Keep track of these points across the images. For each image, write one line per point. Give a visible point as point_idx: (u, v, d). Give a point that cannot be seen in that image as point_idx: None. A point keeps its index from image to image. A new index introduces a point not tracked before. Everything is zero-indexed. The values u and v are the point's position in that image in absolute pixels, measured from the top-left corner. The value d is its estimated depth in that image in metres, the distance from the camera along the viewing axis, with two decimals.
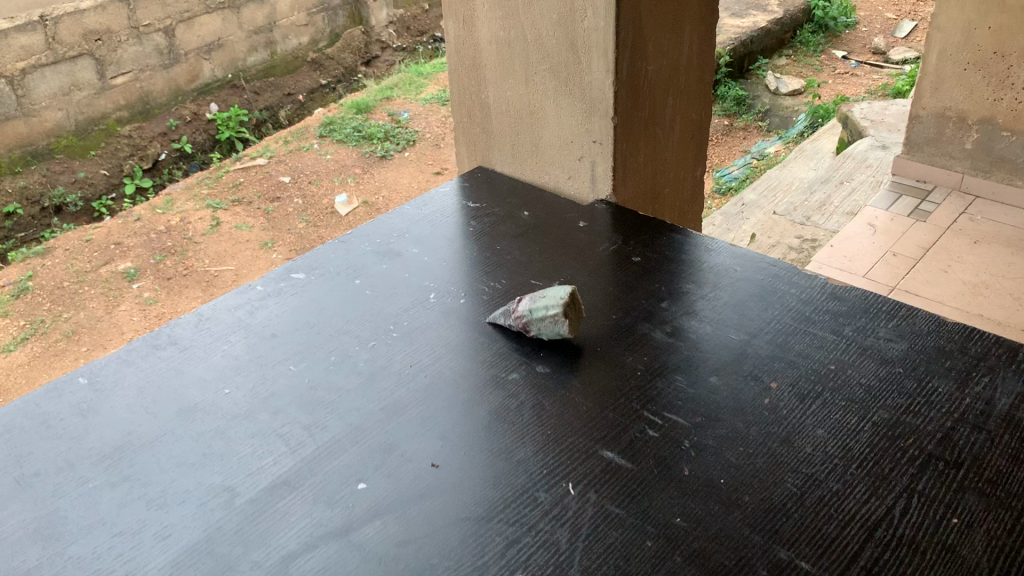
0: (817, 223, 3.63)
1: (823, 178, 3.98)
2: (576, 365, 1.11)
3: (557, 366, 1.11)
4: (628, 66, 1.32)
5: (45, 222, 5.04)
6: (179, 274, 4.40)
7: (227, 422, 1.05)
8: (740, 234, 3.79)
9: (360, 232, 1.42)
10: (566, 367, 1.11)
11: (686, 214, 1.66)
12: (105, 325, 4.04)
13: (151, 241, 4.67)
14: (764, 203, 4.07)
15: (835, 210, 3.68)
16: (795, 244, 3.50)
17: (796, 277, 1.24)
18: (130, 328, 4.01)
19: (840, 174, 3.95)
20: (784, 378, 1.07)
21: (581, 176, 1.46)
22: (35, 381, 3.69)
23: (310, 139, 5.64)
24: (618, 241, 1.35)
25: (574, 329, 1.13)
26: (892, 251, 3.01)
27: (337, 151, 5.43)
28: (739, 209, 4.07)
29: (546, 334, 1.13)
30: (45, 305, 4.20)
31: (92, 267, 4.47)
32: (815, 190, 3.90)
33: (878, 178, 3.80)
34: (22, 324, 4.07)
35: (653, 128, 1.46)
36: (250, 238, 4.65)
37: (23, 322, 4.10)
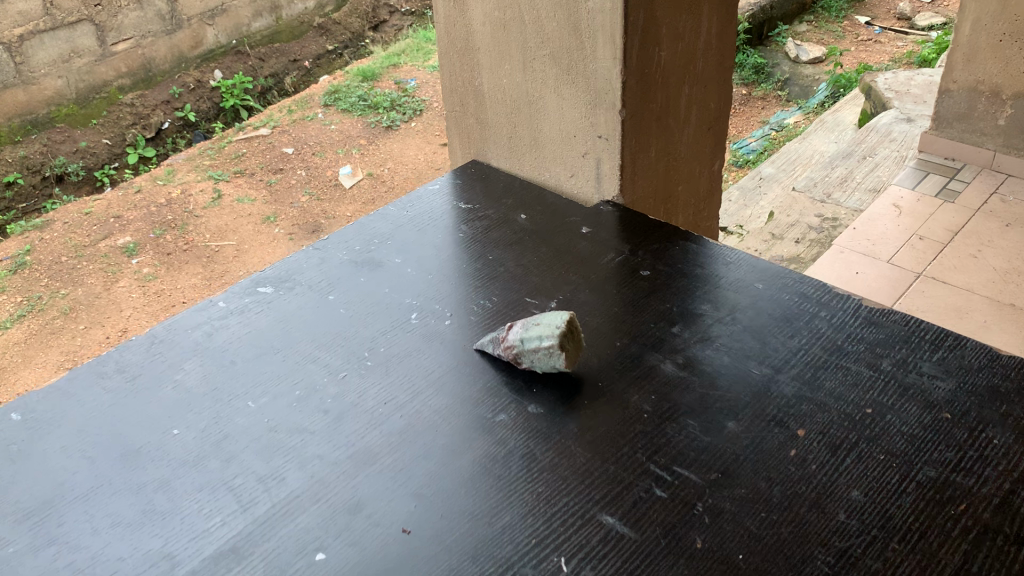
0: (838, 201, 3.44)
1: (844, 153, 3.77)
2: (574, 404, 0.97)
3: (550, 407, 0.97)
4: (638, 53, 1.17)
5: (47, 192, 4.86)
6: (180, 248, 4.21)
7: (174, 470, 0.92)
8: (759, 212, 3.61)
9: (339, 237, 1.28)
10: (562, 406, 0.97)
11: (702, 213, 1.51)
12: (104, 301, 3.85)
13: (152, 214, 4.50)
14: (784, 178, 3.89)
15: (857, 187, 3.50)
16: (814, 223, 3.32)
17: (825, 299, 1.10)
18: (129, 305, 3.81)
19: (863, 149, 3.74)
20: (812, 423, 0.93)
21: (585, 174, 1.31)
22: (32, 359, 3.51)
23: (315, 107, 5.47)
24: (626, 251, 1.20)
25: (572, 361, 0.99)
26: (918, 234, 2.84)
27: (341, 121, 5.27)
28: (756, 185, 3.89)
29: (539, 366, 0.99)
30: (42, 281, 4.01)
31: (91, 242, 4.30)
32: (837, 165, 3.70)
33: (903, 154, 3.61)
34: (19, 301, 3.87)
35: (667, 120, 1.30)
36: (252, 211, 4.44)
37: (19, 298, 3.92)
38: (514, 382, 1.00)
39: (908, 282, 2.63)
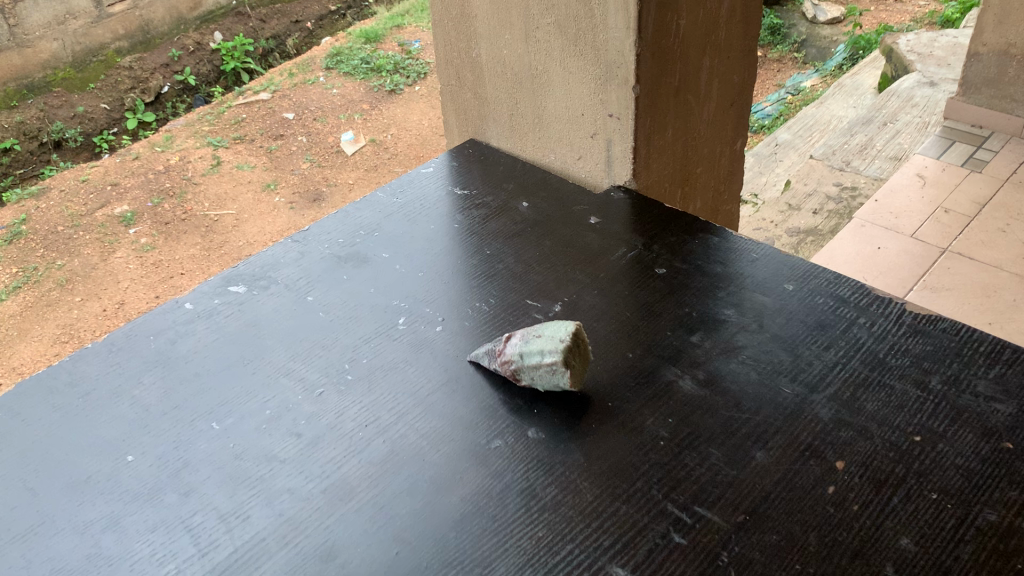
0: (857, 168, 3.25)
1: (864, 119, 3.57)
2: (580, 427, 0.85)
3: (555, 431, 0.85)
4: (655, 19, 1.03)
5: (45, 158, 4.71)
6: (182, 217, 4.04)
7: (126, 505, 0.81)
8: (774, 181, 3.47)
9: (321, 228, 1.15)
10: (567, 429, 0.85)
11: (722, 197, 1.37)
12: (101, 273, 3.68)
13: (150, 182, 4.30)
14: (800, 146, 3.71)
15: (877, 154, 3.30)
16: (833, 193, 3.15)
17: (864, 304, 0.97)
18: (125, 277, 3.65)
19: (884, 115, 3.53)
20: (852, 454, 0.81)
21: (594, 157, 1.18)
22: (28, 333, 3.38)
23: (316, 71, 5.30)
24: (639, 245, 1.07)
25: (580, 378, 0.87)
26: (943, 207, 2.70)
27: (344, 85, 5.10)
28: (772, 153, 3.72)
29: (541, 382, 0.87)
30: (38, 251, 3.86)
31: (87, 211, 4.11)
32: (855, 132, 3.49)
33: (925, 120, 3.40)
34: (15, 272, 3.75)
35: (684, 96, 1.17)
36: (252, 178, 4.28)
37: (15, 268, 3.78)
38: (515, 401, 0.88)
39: (933, 258, 2.49)
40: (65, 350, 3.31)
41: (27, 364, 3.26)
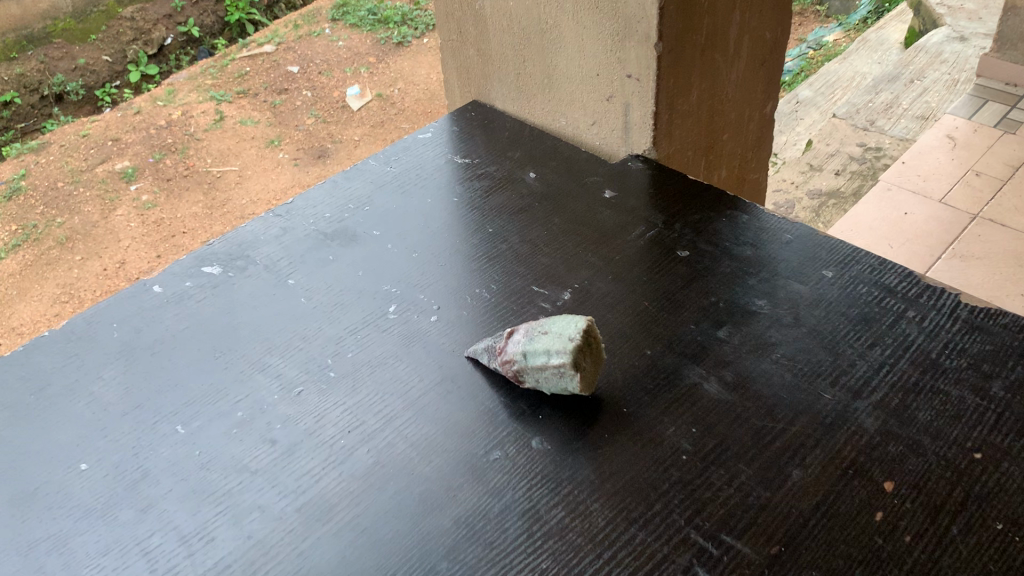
0: (883, 128, 3.01)
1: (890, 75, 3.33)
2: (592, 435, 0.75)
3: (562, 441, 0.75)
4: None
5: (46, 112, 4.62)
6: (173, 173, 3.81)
7: (77, 522, 0.72)
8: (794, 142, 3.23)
9: (306, 201, 1.04)
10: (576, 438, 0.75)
11: (749, 164, 1.25)
12: (102, 231, 3.47)
13: (151, 137, 4.02)
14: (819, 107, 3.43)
15: (903, 113, 3.07)
16: (856, 153, 2.91)
17: (913, 295, 0.86)
18: (127, 237, 3.45)
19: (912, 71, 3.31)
20: (902, 473, 0.71)
21: (610, 122, 1.06)
22: (28, 293, 3.24)
23: (322, 23, 5.10)
24: (659, 224, 0.96)
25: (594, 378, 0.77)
26: (974, 170, 2.56)
27: (350, 37, 4.91)
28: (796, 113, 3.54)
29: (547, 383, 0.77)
30: (37, 208, 3.67)
31: (87, 167, 3.85)
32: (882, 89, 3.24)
33: (956, 77, 3.19)
34: (13, 230, 3.53)
35: (711, 54, 1.04)
36: (255, 134, 4.08)
37: (14, 226, 3.56)
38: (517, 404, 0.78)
39: (963, 225, 2.35)
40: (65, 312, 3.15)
41: (27, 325, 3.12)
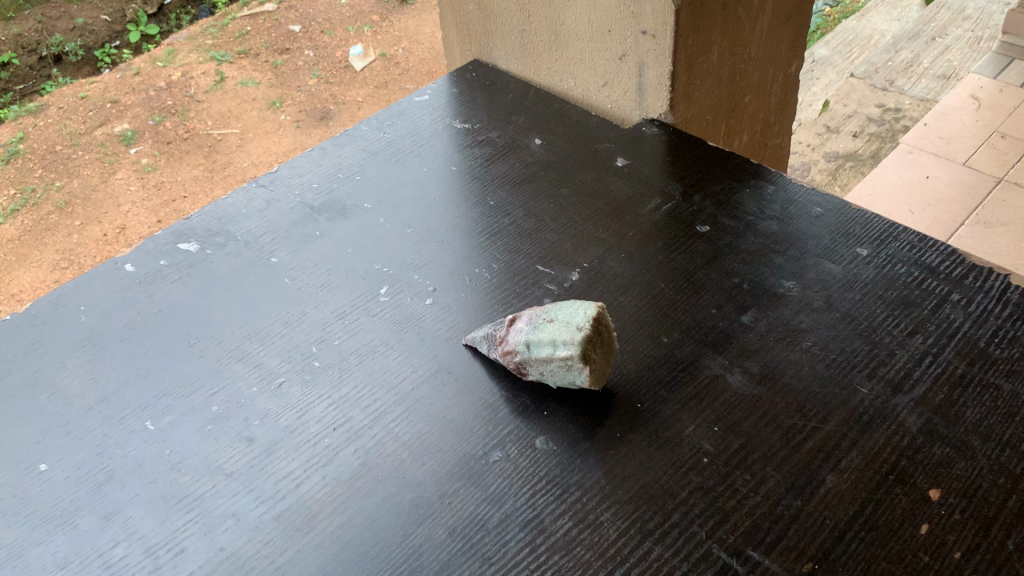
0: (902, 88, 2.81)
1: (910, 33, 3.12)
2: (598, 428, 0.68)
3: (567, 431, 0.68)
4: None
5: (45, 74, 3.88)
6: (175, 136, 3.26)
7: (34, 532, 0.65)
8: (807, 103, 2.82)
9: (293, 171, 0.96)
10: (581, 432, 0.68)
11: (772, 128, 1.16)
12: (103, 195, 2.97)
13: (151, 99, 3.37)
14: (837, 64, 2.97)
15: (924, 73, 2.88)
16: (874, 115, 2.71)
17: (959, 276, 0.78)
18: (127, 200, 2.94)
19: (932, 28, 3.10)
20: (949, 479, 0.63)
21: (623, 83, 0.97)
22: (25, 259, 2.79)
23: None
24: (677, 196, 0.88)
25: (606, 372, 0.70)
26: (999, 133, 2.44)
27: None
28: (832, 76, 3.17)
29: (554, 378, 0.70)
30: (35, 171, 3.10)
31: (86, 130, 3.24)
32: (901, 47, 3.05)
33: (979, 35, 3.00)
34: (8, 194, 2.99)
35: (734, 9, 0.95)
36: (256, 95, 3.46)
37: (9, 191, 3.02)
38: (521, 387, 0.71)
39: (987, 189, 2.23)
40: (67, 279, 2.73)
41: (26, 292, 2.68)
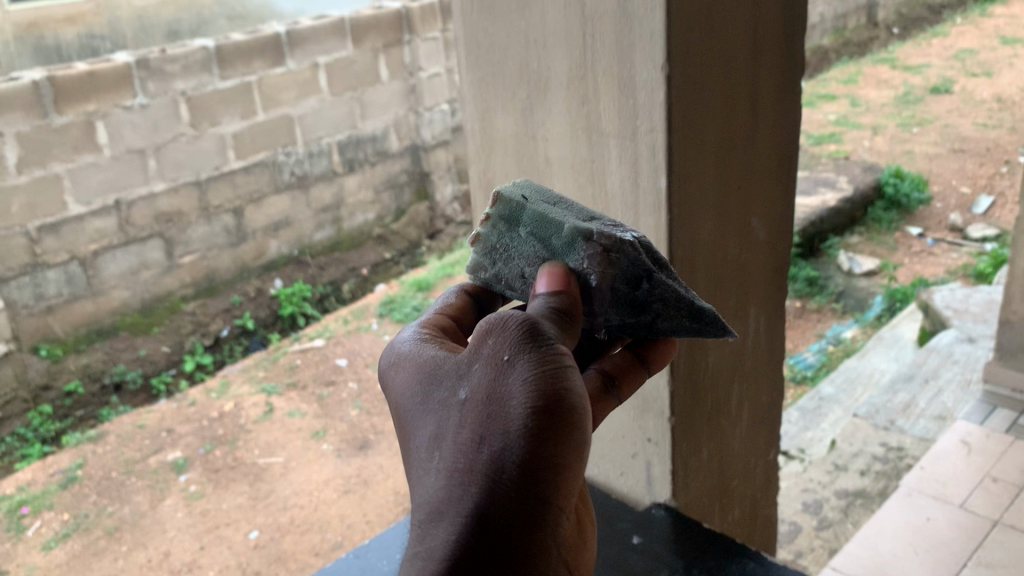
0: (896, 472, 3.00)
1: (898, 408, 3.40)
2: (660, 278, 0.94)
3: (618, 297, 0.94)
4: (688, 343, 1.18)
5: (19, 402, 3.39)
6: (123, 474, 2.85)
7: None
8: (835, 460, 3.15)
9: (380, 544, 1.24)
10: (643, 285, 0.94)
11: (759, 503, 1.49)
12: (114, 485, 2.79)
13: (204, 428, 3.16)
14: (841, 442, 3.24)
15: (904, 433, 3.22)
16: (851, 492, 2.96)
17: None
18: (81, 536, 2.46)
19: (914, 408, 3.37)
20: None
21: (636, 473, 1.29)
22: (132, 444, 3.12)
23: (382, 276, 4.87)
24: (679, 569, 1.15)
25: (489, 212, 1.01)
26: (991, 475, 2.65)
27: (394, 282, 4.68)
28: (852, 457, 3.15)
29: (566, 230, 0.93)
30: (65, 458, 3.03)
31: (141, 456, 3.00)
32: (892, 432, 3.25)
33: (946, 419, 3.21)
34: (62, 464, 2.97)
35: (718, 419, 1.31)
36: (301, 425, 3.05)
37: (50, 471, 2.93)
38: (571, 279, 0.89)
39: (986, 531, 2.41)
40: (143, 445, 3.09)
41: (101, 465, 2.94)
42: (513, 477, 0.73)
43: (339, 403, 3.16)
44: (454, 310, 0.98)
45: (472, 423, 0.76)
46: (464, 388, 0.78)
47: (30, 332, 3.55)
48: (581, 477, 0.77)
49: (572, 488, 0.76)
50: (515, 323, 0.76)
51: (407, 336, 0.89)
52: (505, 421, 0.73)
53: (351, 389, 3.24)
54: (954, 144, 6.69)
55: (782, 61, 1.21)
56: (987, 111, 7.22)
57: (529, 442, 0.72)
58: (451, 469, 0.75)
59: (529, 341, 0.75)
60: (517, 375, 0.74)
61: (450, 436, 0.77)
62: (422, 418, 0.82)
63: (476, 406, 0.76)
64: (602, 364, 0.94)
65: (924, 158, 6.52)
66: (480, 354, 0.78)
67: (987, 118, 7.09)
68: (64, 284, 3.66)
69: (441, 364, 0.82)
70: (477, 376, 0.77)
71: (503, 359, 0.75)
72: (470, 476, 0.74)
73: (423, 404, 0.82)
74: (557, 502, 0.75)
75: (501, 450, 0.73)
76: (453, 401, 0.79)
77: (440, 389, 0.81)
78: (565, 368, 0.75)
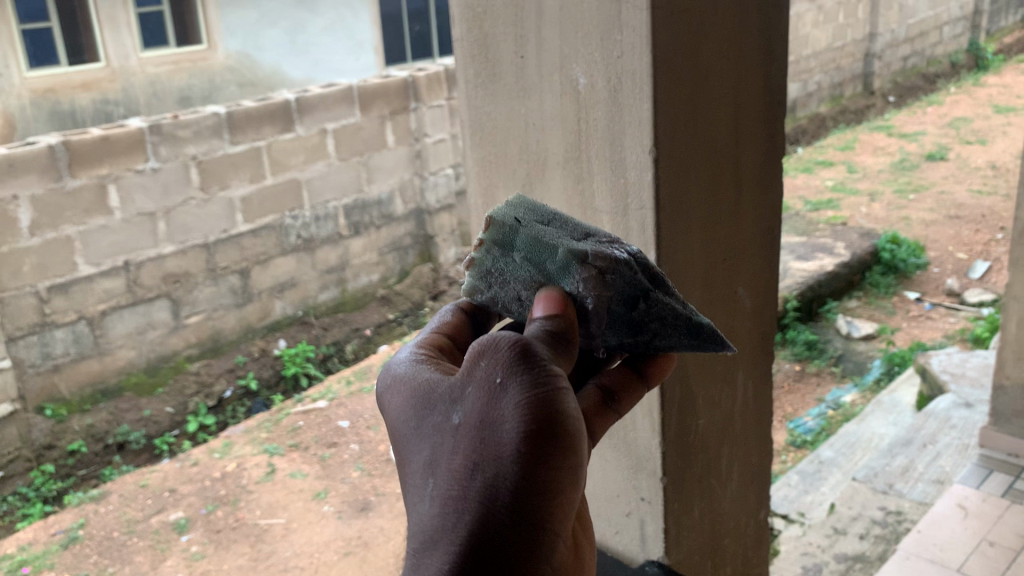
0: (892, 537, 3.03)
1: (897, 470, 3.42)
2: (655, 297, 1.00)
3: (616, 317, 0.99)
4: (679, 406, 1.25)
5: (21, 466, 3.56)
6: (124, 534, 2.93)
7: None
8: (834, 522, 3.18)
9: None
10: (639, 304, 1.00)
11: (751, 560, 1.55)
12: (113, 545, 2.86)
13: (206, 488, 3.20)
14: (841, 507, 3.24)
15: (902, 496, 3.25)
16: (849, 555, 2.98)
17: None
18: None
19: (913, 471, 3.39)
20: None
21: (630, 531, 1.34)
22: (133, 502, 3.17)
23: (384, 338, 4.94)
24: None
25: (483, 237, 1.04)
26: (988, 539, 2.67)
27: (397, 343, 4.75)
28: (850, 521, 3.16)
29: (560, 254, 0.97)
30: (68, 516, 3.09)
31: (143, 516, 3.05)
32: (890, 494, 3.28)
33: (943, 484, 3.26)
34: (64, 521, 3.05)
35: (709, 479, 1.37)
36: (303, 486, 3.09)
37: (53, 529, 3.01)
38: (568, 302, 0.92)
39: None
40: (145, 503, 3.15)
41: (102, 527, 3.00)
42: (506, 503, 0.75)
43: (341, 464, 3.20)
44: (451, 327, 1.03)
45: (467, 447, 0.78)
46: (460, 410, 0.81)
47: (36, 392, 3.66)
48: (576, 495, 0.80)
49: (568, 508, 0.79)
50: (506, 345, 0.78)
51: (407, 358, 0.92)
52: (497, 447, 0.76)
53: (353, 450, 3.29)
54: (950, 210, 6.80)
55: (764, 144, 1.31)
56: (982, 178, 7.36)
57: (520, 469, 0.75)
58: (447, 495, 0.78)
59: (520, 365, 0.77)
60: (510, 398, 0.76)
61: (447, 460, 0.80)
62: (422, 440, 0.85)
63: (471, 429, 0.78)
64: (601, 380, 0.97)
65: (920, 224, 6.63)
66: (473, 378, 0.80)
67: (982, 185, 7.21)
68: (71, 343, 3.76)
69: (438, 387, 0.85)
70: (472, 400, 0.80)
71: (494, 383, 0.77)
72: (465, 500, 0.77)
73: (423, 426, 0.85)
74: (551, 522, 0.78)
75: (493, 477, 0.76)
76: (450, 423, 0.81)
77: (438, 411, 0.84)
78: (558, 391, 0.77)
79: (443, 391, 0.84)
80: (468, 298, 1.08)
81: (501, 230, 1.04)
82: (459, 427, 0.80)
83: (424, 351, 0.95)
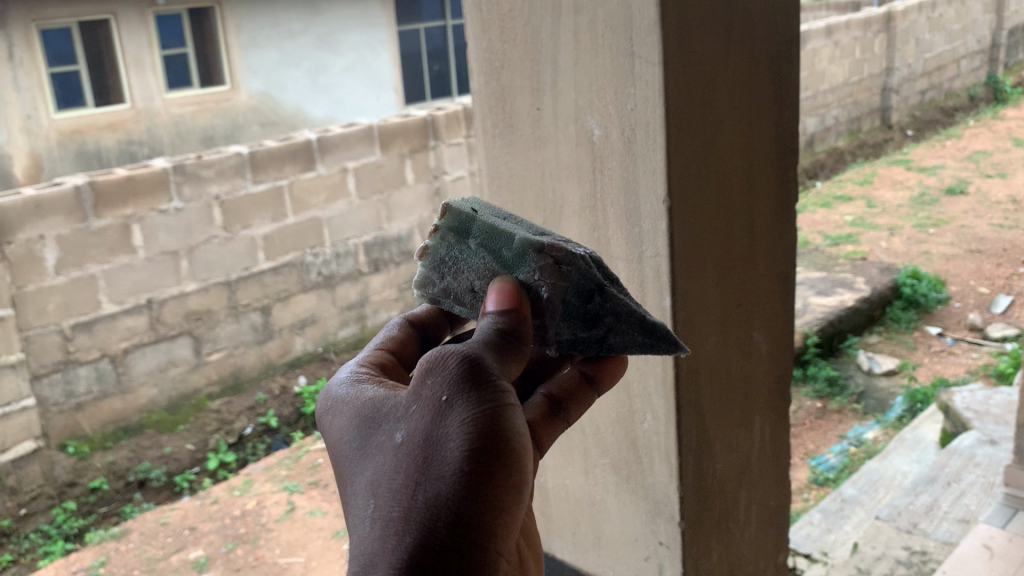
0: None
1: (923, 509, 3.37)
2: (609, 292, 1.04)
3: (570, 309, 1.03)
4: (695, 451, 1.26)
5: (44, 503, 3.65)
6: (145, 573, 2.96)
7: None
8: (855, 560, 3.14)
9: None
10: (596, 299, 1.04)
11: None
12: None
13: (225, 526, 3.21)
14: (866, 547, 3.20)
15: (927, 536, 3.20)
16: None
17: None
18: None
19: (939, 510, 3.34)
20: None
21: None
22: (153, 540, 3.20)
23: None
24: None
25: (439, 224, 1.10)
26: None
27: None
28: (875, 560, 3.11)
29: (517, 243, 1.02)
30: (91, 554, 3.14)
31: (164, 554, 3.08)
32: (914, 533, 3.23)
33: (969, 522, 3.23)
34: (89, 558, 3.11)
35: (727, 523, 1.37)
36: (322, 523, 3.09)
37: (77, 565, 3.08)
38: (520, 294, 0.95)
39: None
40: (166, 541, 3.17)
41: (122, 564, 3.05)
42: (449, 522, 0.77)
43: None
44: (396, 341, 1.04)
45: (412, 465, 0.79)
46: (404, 428, 0.82)
47: (58, 430, 3.73)
48: (517, 515, 0.82)
49: (509, 528, 0.81)
50: (454, 363, 0.80)
51: (347, 380, 0.93)
52: (440, 466, 0.78)
53: None
54: (971, 244, 6.76)
55: (776, 192, 1.33)
56: (1003, 212, 7.31)
57: (465, 486, 0.77)
58: (389, 516, 0.79)
59: (467, 384, 0.79)
60: (455, 415, 0.79)
61: (388, 480, 0.80)
62: (362, 460, 0.85)
63: (415, 447, 0.80)
64: (550, 388, 0.99)
65: (941, 258, 6.59)
66: (419, 397, 0.82)
67: (1003, 218, 7.17)
68: (94, 380, 3.81)
69: (382, 407, 0.86)
70: (416, 419, 0.81)
71: (441, 402, 0.80)
72: (407, 522, 0.78)
73: (363, 446, 0.85)
74: (493, 540, 0.79)
75: (435, 495, 0.77)
76: (394, 441, 0.82)
77: (381, 431, 0.85)
78: (504, 409, 0.80)
79: (386, 410, 0.85)
80: (423, 292, 1.13)
81: (457, 218, 1.09)
82: (400, 445, 0.81)
83: (364, 370, 0.95)
